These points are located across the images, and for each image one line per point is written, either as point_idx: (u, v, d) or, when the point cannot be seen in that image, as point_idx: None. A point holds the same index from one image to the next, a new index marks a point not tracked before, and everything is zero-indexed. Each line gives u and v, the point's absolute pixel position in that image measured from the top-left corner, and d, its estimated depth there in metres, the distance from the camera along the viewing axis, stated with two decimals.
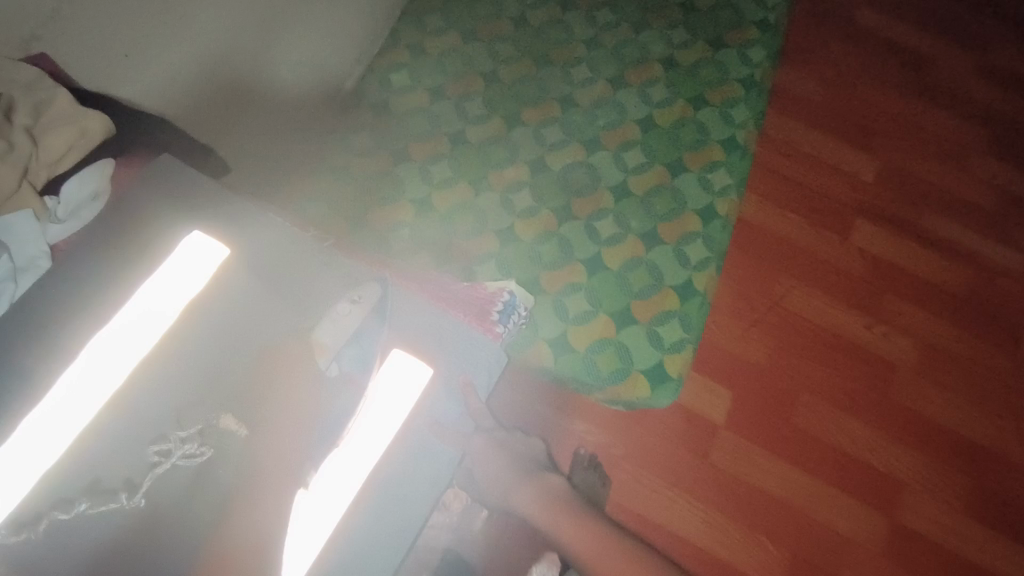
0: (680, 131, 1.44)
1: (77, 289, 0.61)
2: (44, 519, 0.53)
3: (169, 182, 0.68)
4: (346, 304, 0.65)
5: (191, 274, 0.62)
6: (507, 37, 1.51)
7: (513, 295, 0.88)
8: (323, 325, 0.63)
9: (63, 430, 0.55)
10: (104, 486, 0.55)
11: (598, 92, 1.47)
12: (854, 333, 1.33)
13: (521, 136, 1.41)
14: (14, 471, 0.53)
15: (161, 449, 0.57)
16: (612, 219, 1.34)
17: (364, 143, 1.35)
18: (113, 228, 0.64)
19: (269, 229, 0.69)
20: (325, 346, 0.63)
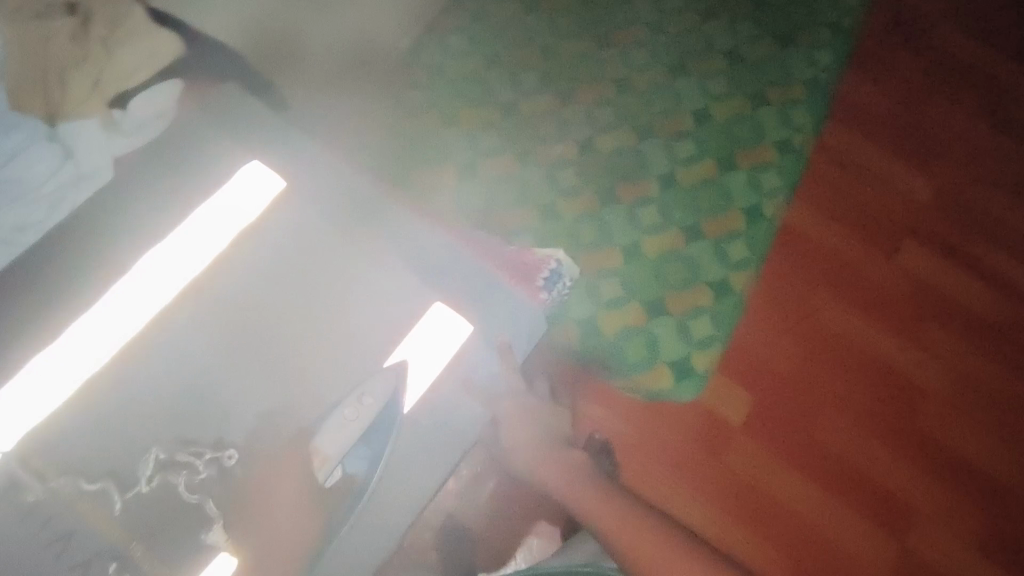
0: (735, 128, 1.40)
1: (138, 204, 0.64)
2: (84, 417, 0.57)
3: (233, 109, 0.69)
4: (354, 408, 0.61)
5: (242, 206, 0.65)
6: (571, 10, 1.48)
7: (560, 263, 0.89)
8: (331, 429, 0.61)
9: (109, 337, 0.59)
10: (131, 448, 0.58)
11: (657, 79, 1.43)
12: (886, 354, 1.30)
13: (573, 115, 1.39)
14: (64, 368, 0.58)
15: (172, 473, 0.58)
16: (655, 209, 1.32)
17: (416, 102, 1.34)
18: (173, 147, 0.66)
19: (324, 167, 0.69)
20: (326, 458, 0.60)
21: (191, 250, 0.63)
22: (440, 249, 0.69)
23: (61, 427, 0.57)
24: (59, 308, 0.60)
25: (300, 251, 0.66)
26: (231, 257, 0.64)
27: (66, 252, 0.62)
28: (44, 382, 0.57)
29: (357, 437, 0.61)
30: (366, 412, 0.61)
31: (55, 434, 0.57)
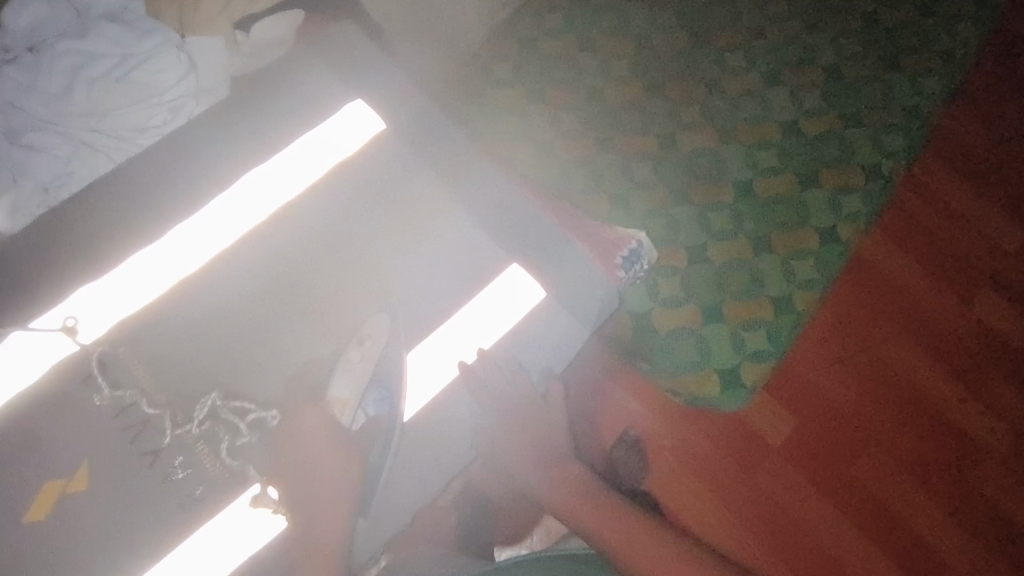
0: (822, 146, 1.36)
1: (250, 129, 0.70)
2: (179, 307, 0.65)
3: (349, 56, 0.73)
4: (356, 351, 0.66)
5: (338, 141, 0.71)
6: (672, 4, 1.44)
7: (640, 245, 0.88)
8: (339, 370, 0.67)
9: (208, 240, 0.67)
10: (209, 352, 0.65)
11: (748, 85, 1.40)
12: (943, 401, 1.26)
13: (658, 109, 1.37)
14: (168, 261, 0.66)
15: (223, 429, 0.65)
16: (727, 215, 1.30)
17: (504, 74, 1.34)
18: (287, 80, 0.72)
19: (423, 117, 0.73)
20: (343, 400, 0.67)
21: (277, 185, 0.69)
22: (520, 211, 0.72)
23: (154, 316, 0.65)
24: (170, 209, 0.67)
25: (386, 195, 0.72)
26: (319, 194, 0.70)
27: (181, 161, 0.68)
28: (151, 271, 0.66)
29: (365, 377, 0.67)
30: (368, 354, 0.66)
31: (152, 318, 0.65)
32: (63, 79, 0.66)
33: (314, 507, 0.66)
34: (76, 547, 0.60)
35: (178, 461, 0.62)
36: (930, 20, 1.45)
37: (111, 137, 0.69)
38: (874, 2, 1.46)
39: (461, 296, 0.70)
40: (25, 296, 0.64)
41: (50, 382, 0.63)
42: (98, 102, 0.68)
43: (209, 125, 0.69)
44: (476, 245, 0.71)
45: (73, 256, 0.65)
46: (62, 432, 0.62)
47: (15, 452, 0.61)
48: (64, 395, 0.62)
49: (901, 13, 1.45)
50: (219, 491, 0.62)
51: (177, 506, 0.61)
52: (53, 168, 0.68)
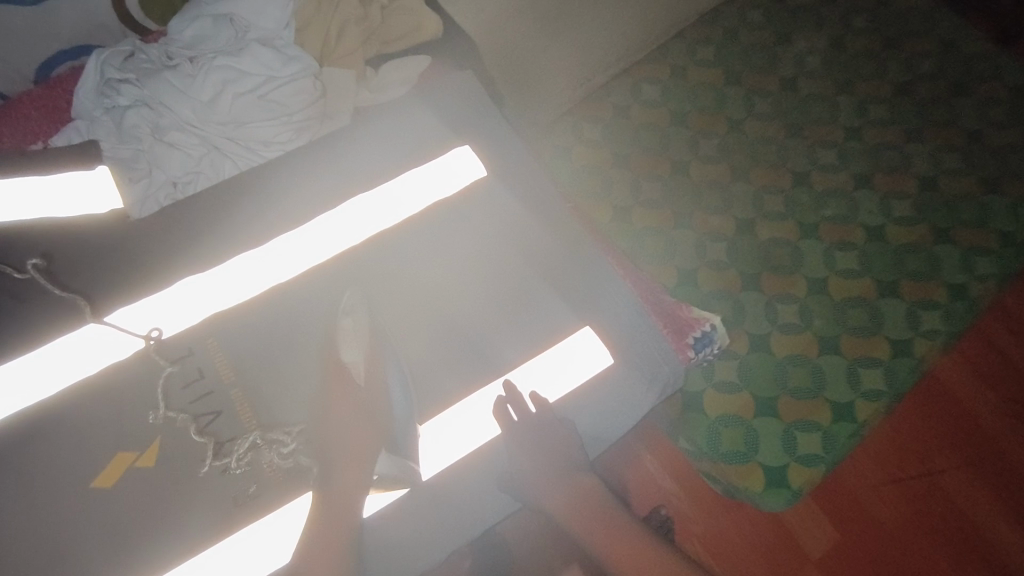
0: (906, 257, 1.32)
1: (364, 160, 0.76)
2: (262, 311, 0.69)
3: (464, 108, 0.79)
4: (348, 321, 0.68)
5: (439, 179, 0.76)
6: (769, 93, 1.47)
7: (715, 328, 0.88)
8: (344, 342, 0.67)
9: (301, 256, 0.72)
10: (279, 361, 0.68)
11: (836, 184, 1.39)
12: (1005, 550, 1.15)
13: (741, 192, 1.37)
14: (262, 267, 0.71)
15: (264, 454, 0.65)
16: (797, 308, 1.27)
17: (594, 136, 1.40)
18: (403, 120, 0.78)
19: (522, 174, 0.78)
20: (359, 365, 0.66)
21: (358, 222, 0.73)
22: (599, 277, 0.75)
23: (234, 319, 0.69)
24: (278, 221, 0.73)
25: (472, 237, 0.75)
26: (402, 230, 0.74)
27: (300, 181, 0.75)
28: (247, 275, 0.71)
29: (370, 344, 0.67)
30: (361, 323, 0.67)
31: (239, 313, 0.69)
32: (211, 90, 0.76)
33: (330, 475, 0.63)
34: (124, 516, 0.62)
35: (236, 453, 0.64)
36: None
37: (241, 147, 0.77)
38: (980, 122, 1.43)
39: (508, 351, 0.71)
40: (142, 274, 0.71)
41: (139, 357, 0.67)
42: (236, 113, 0.76)
43: (332, 147, 0.76)
44: (539, 302, 0.73)
45: (188, 246, 0.72)
46: (140, 405, 0.66)
47: (99, 416, 0.65)
48: (149, 372, 0.67)
49: (1006, 136, 1.42)
50: (272, 491, 0.64)
51: (228, 498, 0.63)
52: (184, 165, 0.77)
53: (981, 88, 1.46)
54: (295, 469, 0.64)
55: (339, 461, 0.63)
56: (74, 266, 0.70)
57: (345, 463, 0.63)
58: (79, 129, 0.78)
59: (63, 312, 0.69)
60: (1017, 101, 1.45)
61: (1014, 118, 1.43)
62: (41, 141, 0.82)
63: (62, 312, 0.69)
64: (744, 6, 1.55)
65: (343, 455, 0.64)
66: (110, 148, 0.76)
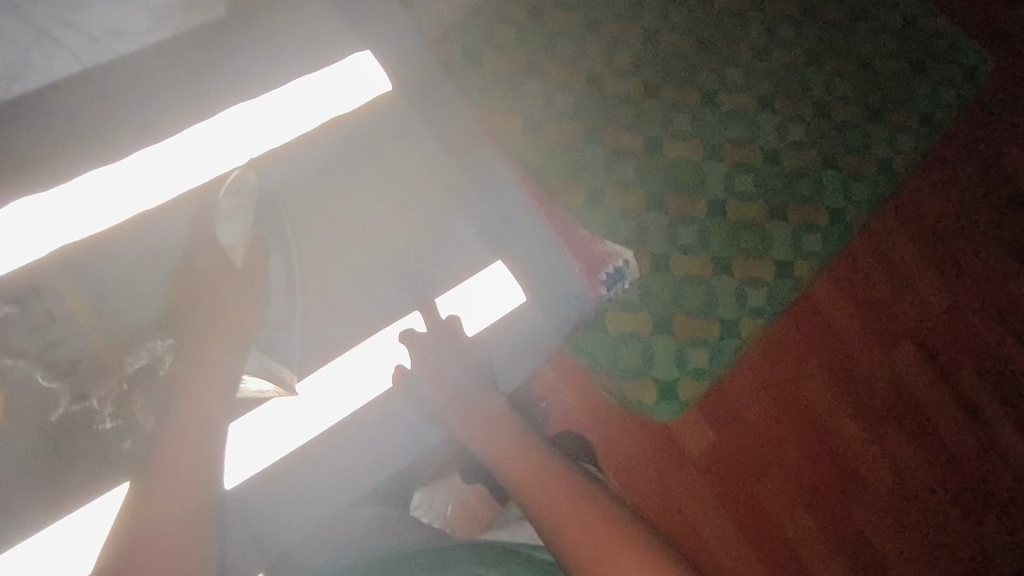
0: (796, 181, 1.38)
1: (253, 62, 0.71)
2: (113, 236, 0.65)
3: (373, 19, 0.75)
4: (231, 202, 0.67)
5: (336, 88, 0.73)
6: (685, 4, 1.42)
7: (623, 265, 0.93)
8: (223, 221, 0.66)
9: (169, 170, 0.66)
10: (140, 293, 0.65)
11: (741, 105, 1.40)
12: (845, 440, 1.34)
13: (652, 109, 1.35)
14: (121, 185, 0.65)
15: (136, 362, 0.65)
16: (696, 229, 1.31)
17: (507, 39, 1.30)
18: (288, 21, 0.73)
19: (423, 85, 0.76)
20: (237, 248, 0.67)
21: (243, 130, 0.69)
22: (505, 202, 0.76)
23: (87, 247, 0.64)
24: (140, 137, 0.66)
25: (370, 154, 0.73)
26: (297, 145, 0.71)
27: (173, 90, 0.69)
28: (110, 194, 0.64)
29: (252, 223, 0.68)
30: (244, 209, 0.67)
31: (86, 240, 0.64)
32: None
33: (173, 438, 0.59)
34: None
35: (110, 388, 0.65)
36: (919, 78, 1.47)
37: (82, 36, 0.71)
38: (873, 50, 1.48)
39: (388, 290, 0.71)
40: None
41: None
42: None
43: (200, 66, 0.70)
44: (439, 223, 0.74)
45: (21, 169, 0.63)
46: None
47: None
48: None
49: (895, 65, 1.48)
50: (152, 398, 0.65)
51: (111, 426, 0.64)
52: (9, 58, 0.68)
53: (878, 15, 1.50)
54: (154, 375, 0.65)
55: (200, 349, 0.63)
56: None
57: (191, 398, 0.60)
58: None
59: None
60: (908, 30, 1.50)
61: (902, 46, 1.49)
62: None
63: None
64: None
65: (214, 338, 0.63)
66: None
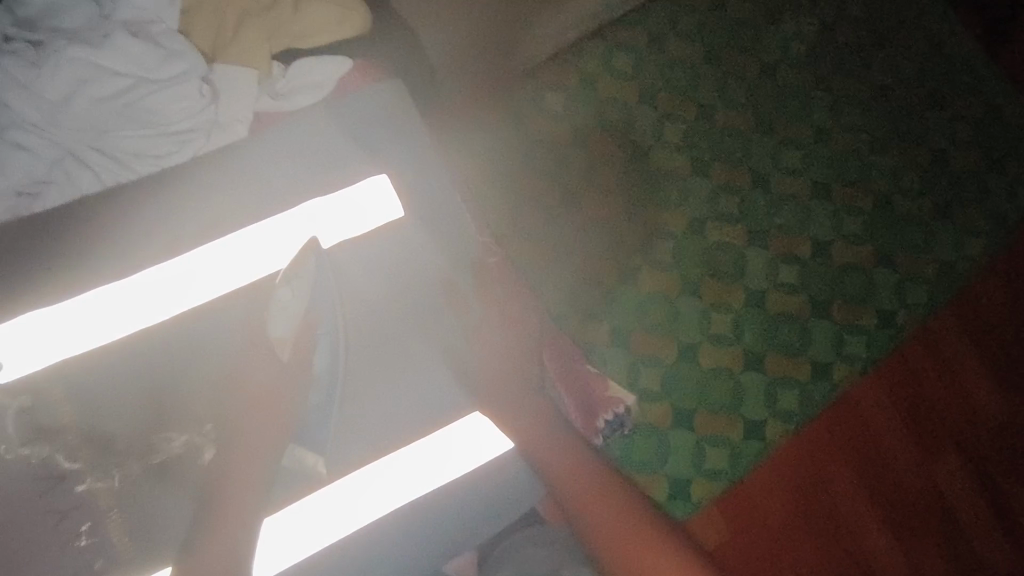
0: (845, 277, 1.31)
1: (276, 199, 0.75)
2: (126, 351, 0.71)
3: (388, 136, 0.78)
4: (286, 289, 0.71)
5: (352, 211, 0.76)
6: (746, 79, 1.37)
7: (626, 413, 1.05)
8: (273, 317, 0.71)
9: (194, 289, 0.72)
10: (153, 404, 0.71)
11: (794, 190, 1.34)
12: (871, 552, 1.27)
13: (698, 187, 1.31)
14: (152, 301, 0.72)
15: (176, 443, 0.72)
16: (731, 319, 1.25)
17: (555, 107, 1.28)
18: (319, 151, 0.77)
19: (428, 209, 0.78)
20: (286, 342, 0.70)
21: (271, 251, 0.73)
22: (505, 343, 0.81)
23: (116, 357, 0.71)
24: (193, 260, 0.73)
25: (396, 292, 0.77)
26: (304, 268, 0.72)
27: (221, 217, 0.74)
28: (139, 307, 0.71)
29: (306, 303, 0.72)
30: (302, 287, 0.72)
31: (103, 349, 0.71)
32: (69, 85, 0.72)
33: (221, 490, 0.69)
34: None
35: (154, 461, 0.71)
36: (994, 176, 1.38)
37: (106, 157, 0.76)
38: (948, 140, 1.38)
39: (425, 390, 0.76)
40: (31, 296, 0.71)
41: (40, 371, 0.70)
42: (98, 120, 0.74)
43: (281, 147, 0.77)
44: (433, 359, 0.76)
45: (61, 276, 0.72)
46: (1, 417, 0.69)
47: None
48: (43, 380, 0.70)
49: (969, 158, 1.38)
50: (176, 478, 0.72)
51: (139, 499, 0.71)
52: (33, 170, 0.73)
53: (957, 103, 1.40)
54: (187, 462, 0.72)
55: (240, 446, 0.69)
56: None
57: (237, 480, 0.69)
58: None
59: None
60: (989, 121, 1.40)
61: (979, 138, 1.39)
62: None
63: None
64: None
65: (252, 445, 0.69)
66: None
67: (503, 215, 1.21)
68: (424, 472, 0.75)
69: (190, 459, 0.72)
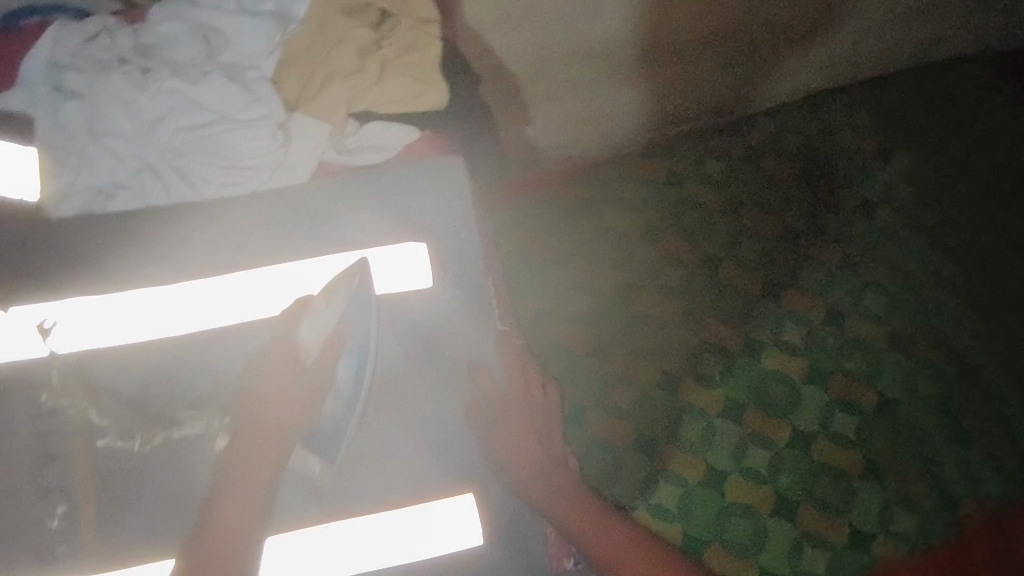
0: (907, 445, 1.16)
1: (328, 214, 0.60)
2: (103, 384, 0.56)
3: (447, 195, 0.63)
4: (322, 298, 0.55)
5: (396, 263, 0.60)
6: (839, 209, 1.27)
7: None
8: (308, 316, 0.54)
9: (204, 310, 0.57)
10: (112, 455, 0.55)
11: (870, 336, 1.21)
12: None
13: (765, 310, 1.21)
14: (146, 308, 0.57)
15: (174, 434, 0.56)
16: (769, 456, 1.14)
17: (634, 196, 1.23)
18: (394, 192, 0.62)
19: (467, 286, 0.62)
20: (313, 347, 0.54)
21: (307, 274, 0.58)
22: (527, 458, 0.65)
23: (84, 385, 0.56)
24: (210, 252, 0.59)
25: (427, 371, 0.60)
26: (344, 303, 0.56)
27: (268, 195, 0.60)
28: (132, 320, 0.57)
29: (339, 315, 0.55)
30: (337, 298, 0.55)
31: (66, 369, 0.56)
32: (155, 113, 0.58)
33: (228, 502, 0.49)
34: None
35: (143, 436, 0.56)
36: None
37: (181, 178, 0.59)
38: None
39: (462, 444, 0.60)
40: (61, 267, 0.58)
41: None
42: (169, 139, 0.58)
43: (282, 210, 0.60)
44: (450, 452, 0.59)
45: (38, 259, 0.58)
46: None
47: None
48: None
49: None
50: (164, 470, 0.55)
51: (124, 479, 0.55)
52: (116, 173, 0.59)
53: None
54: (193, 451, 0.56)
55: (256, 429, 0.51)
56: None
57: (251, 470, 0.50)
58: None
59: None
60: None
61: None
62: None
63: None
64: (850, 101, 1.32)
65: (270, 427, 0.51)
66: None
67: (554, 291, 1.18)
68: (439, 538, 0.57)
69: (193, 446, 0.56)
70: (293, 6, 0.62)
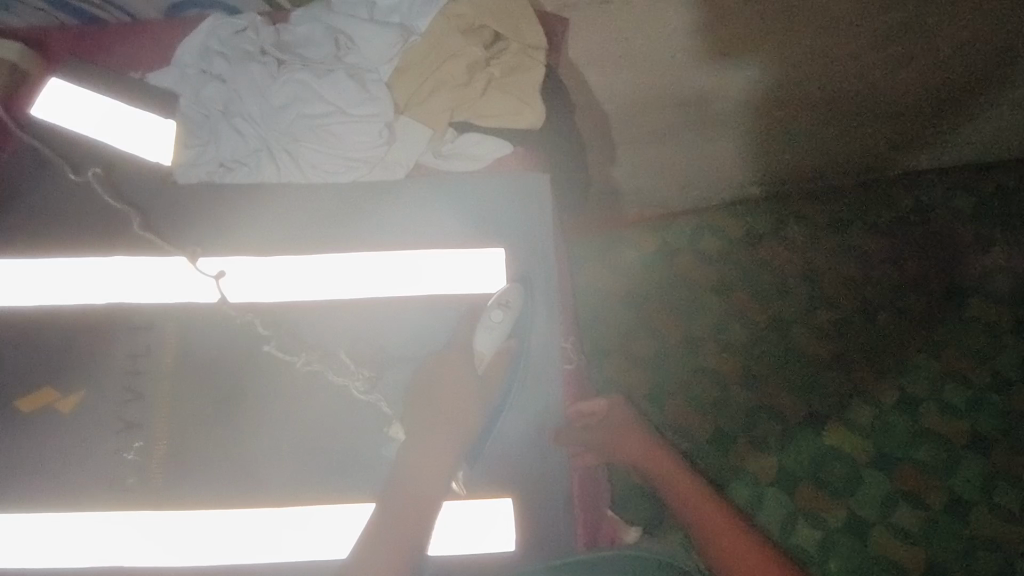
0: (976, 552, 1.07)
1: (440, 211, 0.65)
2: (201, 333, 0.61)
3: (532, 203, 0.66)
4: (500, 313, 0.60)
5: (476, 270, 0.64)
6: (927, 293, 1.20)
7: None
8: (482, 328, 0.60)
9: (358, 284, 0.63)
10: (195, 399, 0.60)
11: (947, 429, 1.13)
12: None
13: (832, 385, 1.16)
14: (297, 278, 0.62)
15: (332, 375, 0.61)
16: (819, 537, 1.08)
17: (711, 249, 1.22)
18: (484, 197, 0.65)
19: (539, 299, 0.64)
20: (485, 357, 0.60)
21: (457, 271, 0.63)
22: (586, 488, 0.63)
23: (183, 333, 0.61)
24: (349, 234, 0.64)
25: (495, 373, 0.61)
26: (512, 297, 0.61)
27: (430, 206, 0.65)
28: (281, 281, 0.62)
29: (509, 338, 0.61)
30: (510, 320, 0.60)
31: (170, 315, 0.61)
32: (279, 100, 0.64)
33: (411, 485, 0.55)
34: None
35: (303, 354, 0.61)
36: None
37: (293, 164, 0.65)
38: None
39: (522, 446, 0.61)
40: (194, 223, 0.64)
41: (109, 317, 0.61)
42: (290, 128, 0.64)
43: (384, 203, 0.65)
44: (500, 457, 0.60)
45: (162, 213, 0.64)
46: None
47: None
48: (96, 337, 0.61)
49: None
50: (242, 427, 0.60)
51: (258, 409, 0.60)
52: (237, 150, 0.66)
53: None
54: (353, 435, 0.60)
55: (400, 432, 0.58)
56: (141, 187, 0.65)
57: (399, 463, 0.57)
58: (127, 53, 0.68)
59: (103, 222, 0.63)
60: None
61: None
62: (102, 59, 0.67)
63: (80, 220, 0.63)
64: (952, 183, 1.25)
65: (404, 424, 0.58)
66: (152, 77, 0.67)
67: (618, 329, 1.18)
68: (470, 533, 0.59)
69: (351, 431, 0.60)
70: (417, 21, 0.67)
